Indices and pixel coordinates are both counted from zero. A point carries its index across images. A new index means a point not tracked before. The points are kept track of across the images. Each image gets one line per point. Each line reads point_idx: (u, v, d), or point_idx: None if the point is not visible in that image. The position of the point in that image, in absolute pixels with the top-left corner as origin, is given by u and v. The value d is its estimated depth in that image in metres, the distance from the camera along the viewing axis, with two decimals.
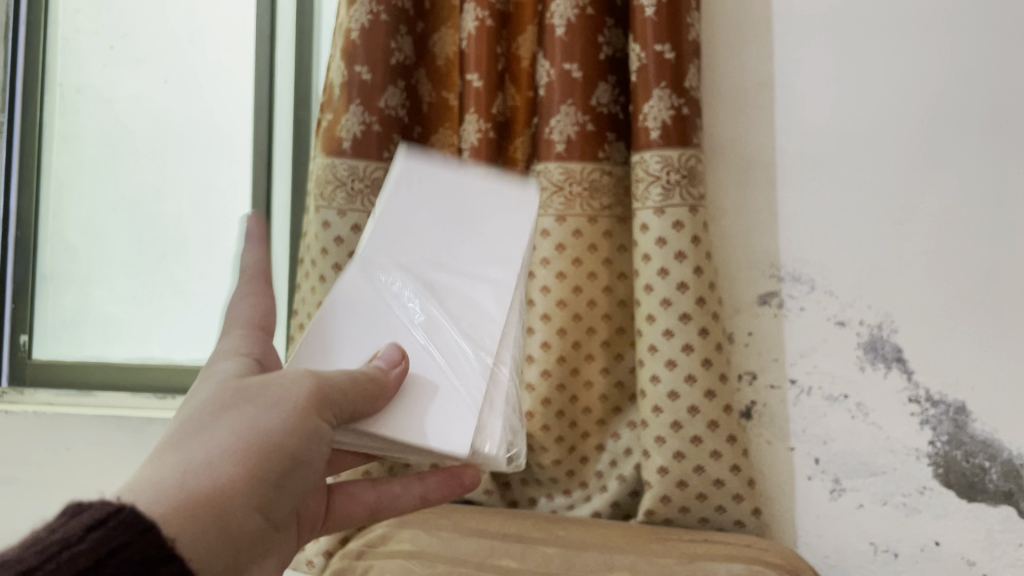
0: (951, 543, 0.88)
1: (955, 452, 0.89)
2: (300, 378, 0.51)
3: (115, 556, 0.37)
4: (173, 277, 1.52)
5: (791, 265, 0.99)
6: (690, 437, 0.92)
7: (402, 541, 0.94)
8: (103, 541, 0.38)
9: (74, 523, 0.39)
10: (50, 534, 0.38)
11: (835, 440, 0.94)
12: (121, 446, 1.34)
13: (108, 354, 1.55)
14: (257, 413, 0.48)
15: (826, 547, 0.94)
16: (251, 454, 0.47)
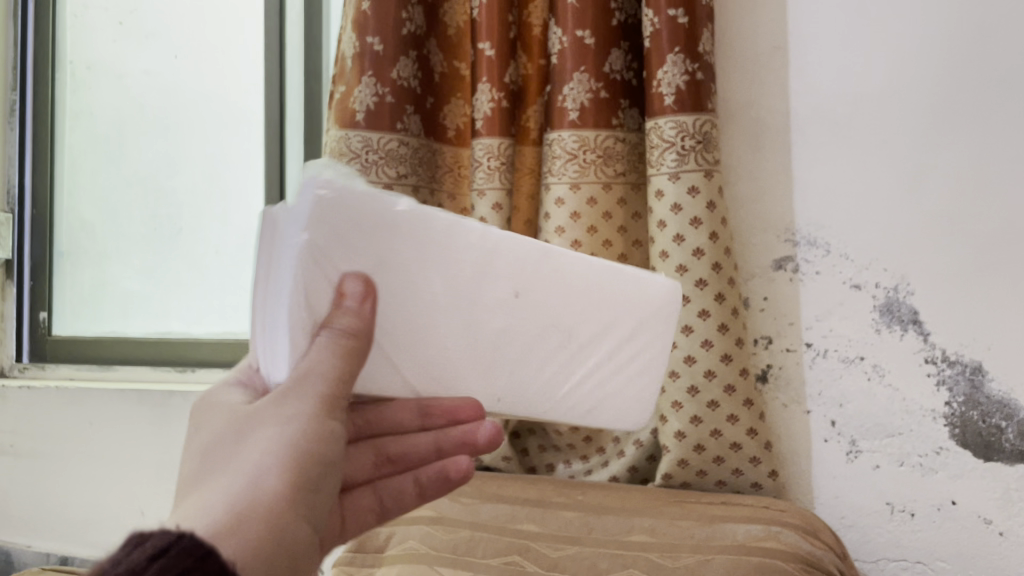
0: (967, 502, 0.89)
1: (971, 412, 0.89)
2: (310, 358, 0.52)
3: None
4: (186, 252, 1.53)
5: (806, 228, 0.99)
6: (707, 401, 0.93)
7: (424, 507, 0.97)
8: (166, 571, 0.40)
9: (138, 553, 0.41)
10: (116, 564, 0.40)
11: (851, 402, 0.95)
12: (141, 419, 1.35)
13: (126, 329, 1.57)
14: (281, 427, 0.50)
15: (843, 508, 0.95)
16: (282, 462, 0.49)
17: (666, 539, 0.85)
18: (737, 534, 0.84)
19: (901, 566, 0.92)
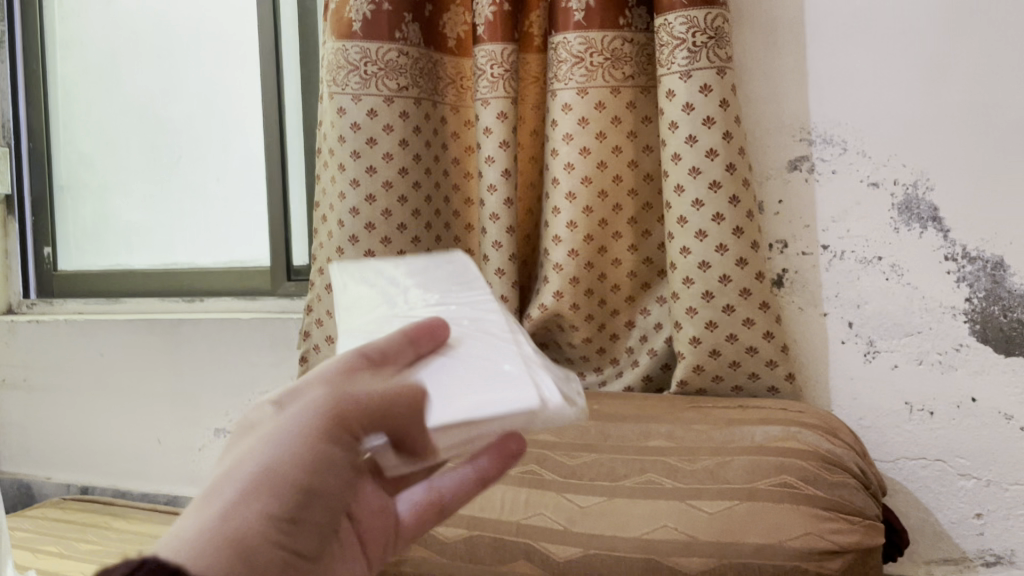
0: (988, 398, 0.88)
1: (992, 307, 0.88)
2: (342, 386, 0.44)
3: None
4: (186, 181, 1.50)
5: (821, 127, 0.95)
6: (723, 306, 0.91)
7: None
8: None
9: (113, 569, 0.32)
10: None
11: (869, 303, 0.93)
12: (152, 350, 1.35)
13: (132, 262, 1.56)
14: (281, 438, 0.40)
15: (861, 410, 0.94)
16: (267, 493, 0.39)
17: (685, 445, 0.85)
18: (756, 436, 0.83)
19: (919, 465, 0.92)
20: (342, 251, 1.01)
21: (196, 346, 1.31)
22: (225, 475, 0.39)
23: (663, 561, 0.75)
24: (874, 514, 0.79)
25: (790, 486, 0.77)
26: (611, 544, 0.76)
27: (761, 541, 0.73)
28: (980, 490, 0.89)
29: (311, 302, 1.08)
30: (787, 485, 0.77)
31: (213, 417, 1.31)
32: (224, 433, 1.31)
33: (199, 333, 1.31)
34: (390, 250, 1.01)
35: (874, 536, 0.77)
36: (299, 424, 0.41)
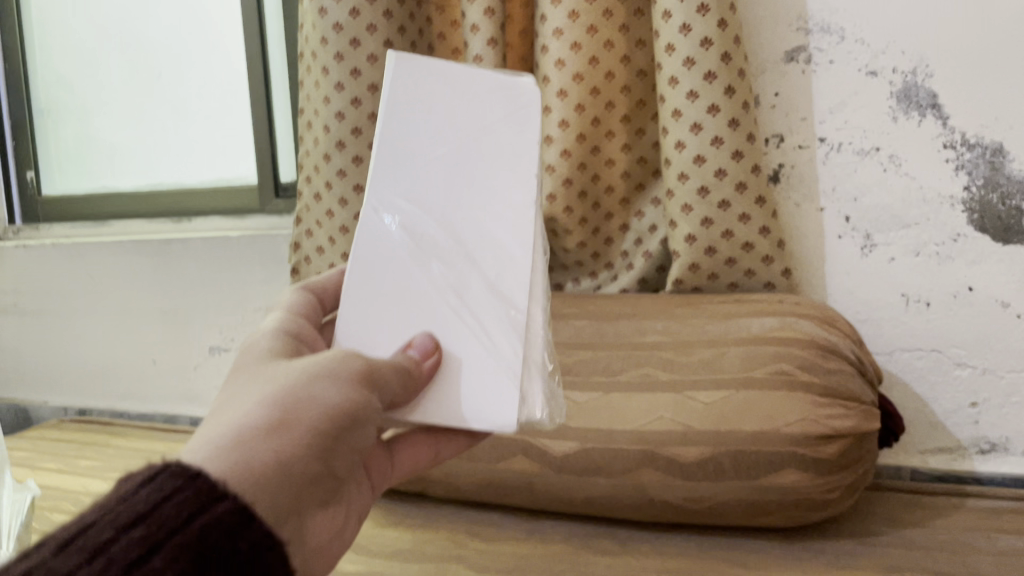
0: (985, 288, 0.88)
1: (991, 195, 0.87)
2: (347, 356, 0.48)
3: (169, 503, 0.34)
4: (167, 99, 1.46)
5: (819, 14, 0.92)
6: (718, 201, 0.90)
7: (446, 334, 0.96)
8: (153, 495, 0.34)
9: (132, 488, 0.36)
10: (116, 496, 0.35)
11: (866, 196, 0.92)
12: (141, 270, 1.33)
13: (118, 184, 1.53)
14: (311, 380, 0.46)
15: (858, 304, 0.94)
16: (292, 411, 0.43)
17: (680, 339, 0.84)
18: (751, 326, 0.82)
19: (915, 356, 0.92)
20: (330, 157, 0.99)
21: (185, 265, 1.29)
22: (237, 410, 0.43)
23: (661, 451, 0.78)
24: (869, 401, 0.79)
25: (786, 374, 0.77)
26: (609, 436, 0.80)
27: (758, 429, 0.75)
28: (975, 379, 0.90)
29: (299, 212, 1.07)
30: (783, 374, 0.77)
31: (205, 335, 1.31)
32: (219, 351, 1.30)
33: (188, 251, 1.29)
34: None
35: (868, 421, 0.78)
36: (309, 381, 0.45)
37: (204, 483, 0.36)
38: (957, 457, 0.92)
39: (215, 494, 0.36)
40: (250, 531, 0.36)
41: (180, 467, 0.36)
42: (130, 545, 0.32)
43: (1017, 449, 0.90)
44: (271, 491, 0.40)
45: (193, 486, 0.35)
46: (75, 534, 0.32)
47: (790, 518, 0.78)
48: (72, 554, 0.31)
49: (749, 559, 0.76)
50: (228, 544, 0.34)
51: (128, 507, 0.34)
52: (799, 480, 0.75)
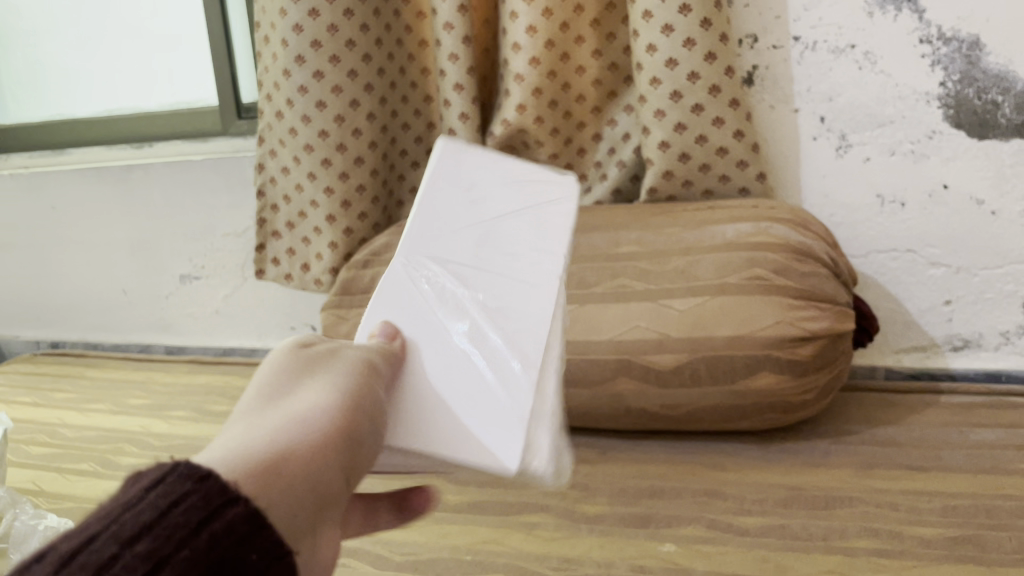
0: (959, 186, 0.87)
1: (967, 90, 0.85)
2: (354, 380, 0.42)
3: (179, 509, 0.28)
4: (118, 18, 1.40)
5: None
6: (691, 106, 0.88)
7: None
8: (160, 503, 0.28)
9: (122, 493, 0.29)
10: (103, 508, 0.28)
11: (841, 95, 0.90)
12: (104, 200, 1.30)
13: (74, 111, 1.48)
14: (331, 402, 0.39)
15: (832, 207, 0.93)
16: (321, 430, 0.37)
17: (654, 249, 0.83)
18: (726, 232, 0.81)
19: (890, 258, 0.92)
20: (289, 73, 0.95)
21: (149, 192, 1.26)
22: (249, 434, 0.36)
23: (637, 359, 0.78)
24: (843, 302, 0.78)
25: (760, 279, 0.76)
26: (585, 347, 0.80)
27: (734, 333, 0.75)
28: (949, 278, 0.90)
29: (261, 131, 1.03)
30: (758, 279, 0.76)
31: (174, 263, 1.29)
32: (190, 279, 1.28)
33: (151, 178, 1.25)
34: (340, 70, 0.95)
35: (842, 321, 0.77)
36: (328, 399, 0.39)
37: (214, 488, 0.30)
38: (931, 355, 0.93)
39: (225, 497, 0.30)
40: (262, 540, 0.29)
41: (187, 467, 0.30)
42: (138, 561, 0.26)
43: (990, 345, 0.91)
44: (289, 479, 0.34)
45: (201, 490, 0.29)
46: (76, 545, 0.26)
47: (767, 421, 0.79)
48: (73, 571, 0.25)
49: (726, 462, 0.77)
50: (243, 558, 0.28)
51: (132, 515, 0.27)
52: (774, 383, 0.76)
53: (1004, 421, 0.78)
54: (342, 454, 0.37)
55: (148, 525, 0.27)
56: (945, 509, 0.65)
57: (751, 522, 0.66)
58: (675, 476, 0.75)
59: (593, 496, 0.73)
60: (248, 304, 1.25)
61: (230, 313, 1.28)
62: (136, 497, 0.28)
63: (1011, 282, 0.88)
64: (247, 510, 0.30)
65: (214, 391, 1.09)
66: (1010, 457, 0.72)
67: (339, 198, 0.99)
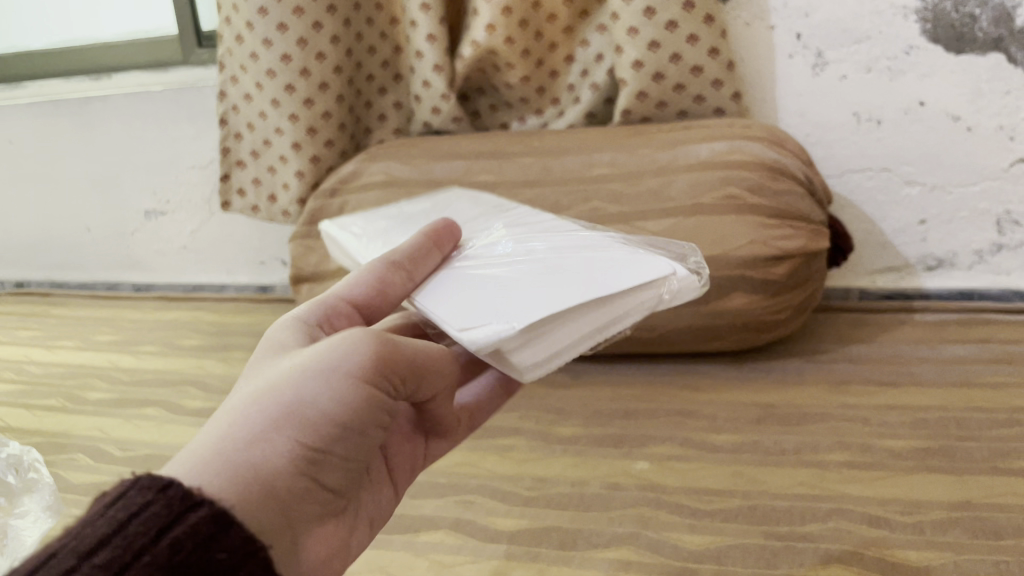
0: (936, 102, 0.86)
1: (945, 4, 0.82)
2: (363, 336, 0.36)
3: (140, 521, 0.26)
4: None
5: None
6: (665, 24, 0.85)
7: (376, 173, 0.92)
8: (126, 516, 0.26)
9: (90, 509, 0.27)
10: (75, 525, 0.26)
11: (818, 11, 0.87)
12: (63, 134, 1.26)
13: (28, 42, 1.43)
14: (323, 380, 0.35)
15: (808, 126, 0.92)
16: (298, 417, 0.34)
17: (628, 170, 0.81)
18: (700, 152, 0.79)
19: (865, 177, 0.91)
20: None
21: (109, 124, 1.22)
22: (226, 418, 0.34)
23: None
24: (818, 221, 0.77)
25: (734, 198, 0.75)
26: None
27: (708, 254, 0.75)
28: (924, 197, 0.90)
29: (221, 55, 0.99)
30: (732, 198, 0.75)
31: (139, 197, 1.25)
32: (155, 215, 1.26)
33: (110, 109, 1.21)
34: None
35: (817, 241, 0.76)
36: (314, 366, 0.35)
37: (178, 492, 0.28)
38: (905, 275, 0.94)
39: (188, 500, 0.28)
40: (230, 538, 0.28)
41: (147, 478, 0.28)
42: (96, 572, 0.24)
43: (964, 263, 0.91)
44: (246, 480, 0.31)
45: (163, 497, 0.27)
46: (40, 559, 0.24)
47: (742, 341, 0.78)
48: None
49: (700, 383, 0.77)
50: (209, 559, 0.27)
51: (90, 527, 0.26)
52: (749, 303, 0.75)
53: (975, 337, 0.79)
54: (301, 446, 0.33)
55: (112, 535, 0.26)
56: (916, 422, 0.65)
57: (724, 439, 0.67)
58: (649, 398, 0.76)
59: (567, 419, 0.73)
60: (216, 239, 1.23)
61: (198, 249, 1.25)
62: (96, 513, 0.27)
63: (986, 200, 0.88)
64: (213, 512, 0.28)
65: (183, 326, 1.08)
66: (983, 371, 0.72)
67: (305, 125, 0.97)
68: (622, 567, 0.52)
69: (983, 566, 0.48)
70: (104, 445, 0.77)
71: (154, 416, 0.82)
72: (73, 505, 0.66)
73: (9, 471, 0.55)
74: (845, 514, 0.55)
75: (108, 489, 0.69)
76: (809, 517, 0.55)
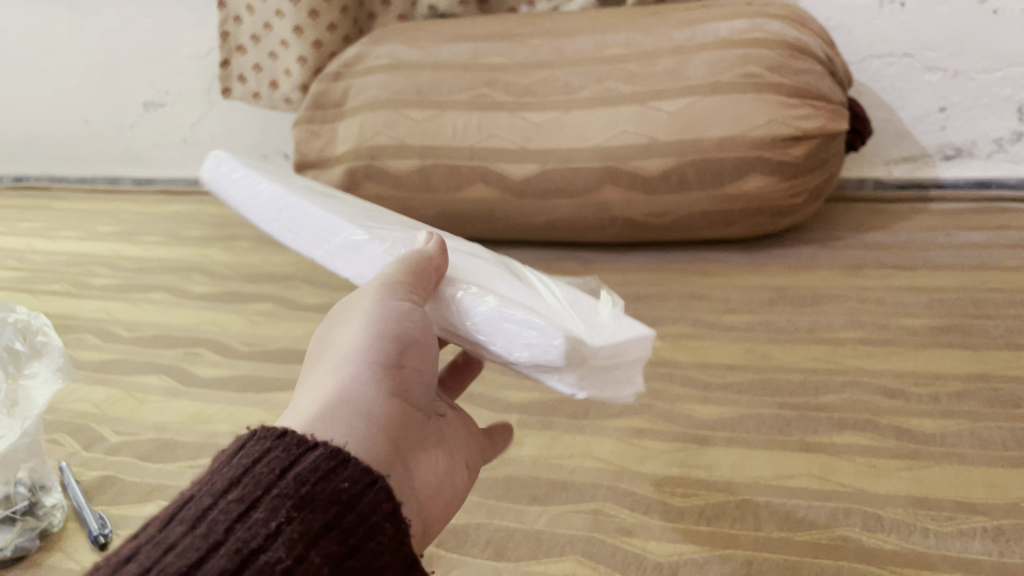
0: None
1: None
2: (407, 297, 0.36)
3: (263, 465, 0.26)
4: None
5: None
6: None
7: (381, 56, 0.89)
8: (251, 462, 0.26)
9: (221, 460, 0.27)
10: (206, 476, 0.27)
11: None
12: (55, 22, 1.22)
13: None
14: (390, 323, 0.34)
15: (829, 9, 0.88)
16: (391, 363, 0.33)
17: (642, 49, 0.78)
18: (719, 30, 0.75)
19: (885, 63, 0.88)
20: None
21: (101, 11, 1.18)
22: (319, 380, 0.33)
23: (623, 166, 0.76)
24: (838, 102, 0.75)
25: (753, 77, 0.73)
26: (570, 156, 0.78)
27: (724, 134, 0.73)
28: (945, 84, 0.87)
29: None
30: (750, 77, 0.73)
31: (136, 88, 1.22)
32: (153, 107, 1.23)
33: None
34: None
35: (836, 121, 0.74)
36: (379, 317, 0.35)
37: (296, 438, 0.27)
38: (921, 166, 0.92)
39: (305, 442, 0.27)
40: (354, 469, 0.26)
41: (264, 428, 0.28)
42: (228, 509, 0.24)
43: (982, 153, 0.89)
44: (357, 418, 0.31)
45: (281, 443, 0.27)
46: (175, 508, 0.25)
47: (755, 227, 0.78)
48: (175, 526, 0.24)
49: (711, 268, 0.77)
50: (333, 489, 0.25)
51: (220, 475, 0.26)
52: (764, 186, 0.74)
53: (992, 223, 0.78)
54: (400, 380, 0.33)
55: (236, 480, 0.26)
56: (931, 302, 0.65)
57: (736, 319, 0.66)
58: (659, 281, 0.75)
59: None
60: (217, 132, 1.21)
61: (198, 142, 1.23)
62: (224, 463, 0.27)
63: (1008, 87, 0.85)
64: (331, 448, 0.27)
65: (186, 218, 1.07)
66: (999, 255, 0.71)
67: (306, 7, 0.94)
68: (635, 434, 0.53)
69: (1000, 433, 0.48)
70: (111, 326, 0.76)
71: (160, 301, 0.81)
72: (83, 381, 0.66)
73: (17, 338, 0.54)
74: (859, 385, 0.55)
75: (118, 366, 0.68)
76: (823, 388, 0.55)
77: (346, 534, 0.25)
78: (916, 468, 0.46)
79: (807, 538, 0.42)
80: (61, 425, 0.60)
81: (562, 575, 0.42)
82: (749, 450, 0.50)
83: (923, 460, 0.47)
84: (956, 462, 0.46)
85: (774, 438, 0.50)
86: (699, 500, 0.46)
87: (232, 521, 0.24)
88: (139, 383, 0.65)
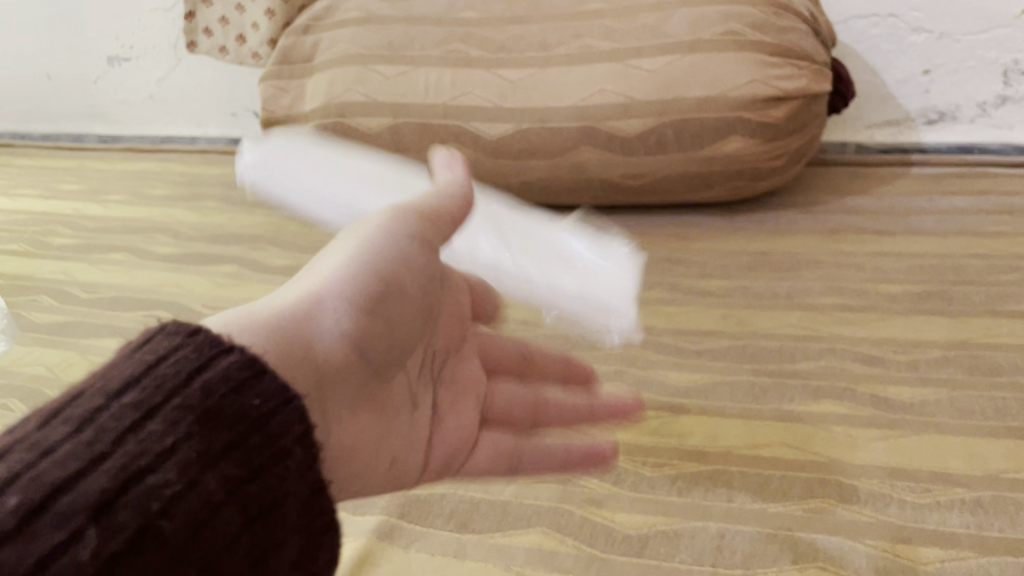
0: None
1: None
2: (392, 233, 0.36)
3: (167, 366, 0.24)
4: None
5: None
6: None
7: (352, 9, 0.86)
8: (156, 365, 0.24)
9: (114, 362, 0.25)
10: (100, 370, 0.24)
11: None
12: None
13: None
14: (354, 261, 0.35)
15: None
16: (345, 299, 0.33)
17: (622, 5, 0.75)
18: None
19: (871, 24, 0.86)
20: None
21: None
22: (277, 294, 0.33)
23: (601, 126, 0.74)
24: (821, 62, 0.73)
25: (734, 35, 0.70)
26: (547, 115, 0.75)
27: (704, 95, 0.71)
28: (929, 45, 0.85)
29: None
30: (732, 35, 0.70)
31: (100, 41, 1.18)
32: (118, 61, 1.19)
33: None
34: None
35: (819, 82, 0.72)
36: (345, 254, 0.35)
37: (207, 340, 0.26)
38: (904, 130, 0.90)
39: (219, 345, 0.26)
40: (264, 386, 0.25)
41: (175, 324, 0.26)
42: (123, 413, 0.22)
43: (965, 117, 0.88)
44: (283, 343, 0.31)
45: (193, 343, 0.25)
46: (58, 404, 0.23)
47: (735, 190, 0.76)
48: (56, 425, 0.22)
49: (690, 233, 0.75)
50: (241, 406, 0.24)
51: (116, 370, 0.24)
52: (743, 148, 0.72)
53: (976, 189, 0.76)
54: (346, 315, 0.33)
55: (137, 378, 0.24)
56: (912, 268, 0.63)
57: (714, 284, 0.65)
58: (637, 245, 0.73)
59: None
60: (184, 88, 1.17)
61: (165, 98, 1.19)
62: (124, 356, 0.25)
63: (994, 49, 0.83)
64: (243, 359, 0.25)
65: (151, 177, 1.03)
66: (981, 221, 0.69)
67: None
68: None
69: (980, 401, 0.47)
70: (69, 287, 0.73)
71: (121, 261, 0.78)
72: (37, 343, 0.64)
73: None
74: (837, 352, 0.54)
75: (74, 329, 0.66)
76: (801, 355, 0.54)
77: (248, 456, 0.24)
78: (893, 438, 0.45)
79: (781, 510, 0.41)
80: (11, 390, 0.57)
81: (527, 547, 0.41)
82: (724, 419, 0.48)
83: (902, 429, 0.46)
84: (936, 432, 0.45)
85: (749, 407, 0.49)
86: (672, 470, 0.45)
87: (123, 431, 0.22)
88: (96, 346, 0.63)
